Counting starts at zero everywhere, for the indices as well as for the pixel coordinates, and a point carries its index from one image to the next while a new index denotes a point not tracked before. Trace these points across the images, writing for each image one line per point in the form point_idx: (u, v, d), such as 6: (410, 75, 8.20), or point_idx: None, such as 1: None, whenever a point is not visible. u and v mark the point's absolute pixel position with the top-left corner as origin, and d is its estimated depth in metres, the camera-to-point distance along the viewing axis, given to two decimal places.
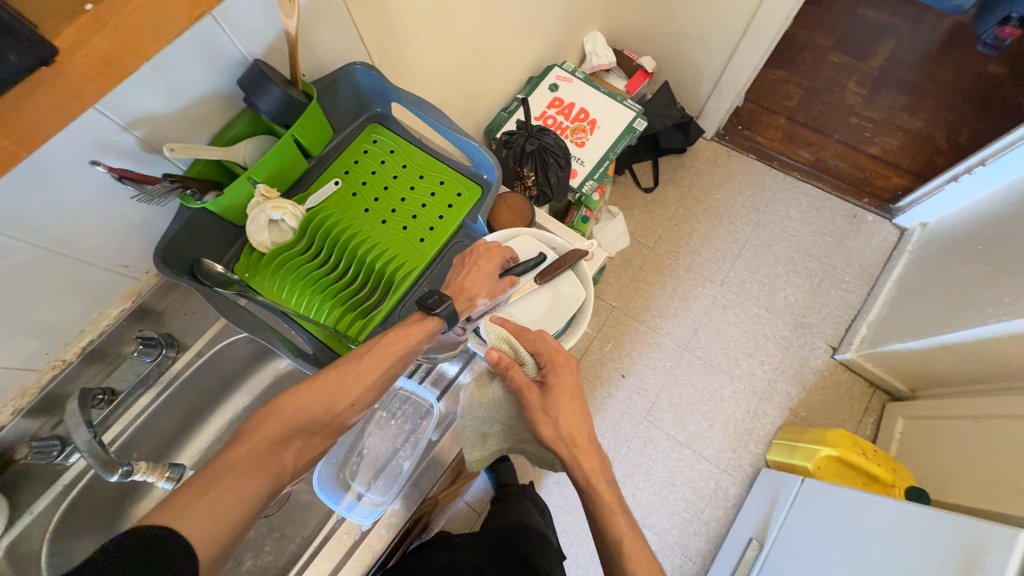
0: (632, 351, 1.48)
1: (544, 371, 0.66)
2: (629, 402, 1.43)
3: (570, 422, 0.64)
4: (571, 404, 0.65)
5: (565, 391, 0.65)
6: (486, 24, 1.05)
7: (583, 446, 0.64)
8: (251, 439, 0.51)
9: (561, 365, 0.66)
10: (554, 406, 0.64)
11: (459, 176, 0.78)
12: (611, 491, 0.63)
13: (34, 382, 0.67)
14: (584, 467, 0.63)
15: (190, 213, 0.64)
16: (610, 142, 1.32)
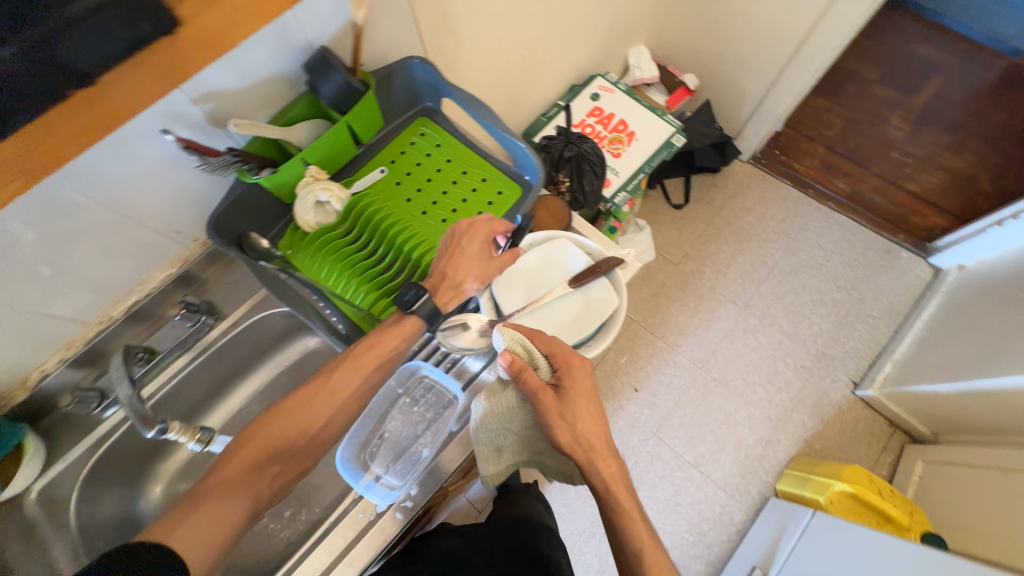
0: (649, 367, 1.48)
1: (559, 378, 0.65)
2: (641, 417, 1.43)
3: (588, 429, 0.64)
4: (587, 408, 0.64)
5: (582, 398, 0.65)
6: (536, 31, 1.07)
7: (602, 453, 0.65)
8: (232, 463, 0.60)
9: (577, 372, 0.65)
10: (570, 412, 0.64)
11: (501, 175, 0.79)
12: (630, 496, 0.65)
13: (82, 334, 0.70)
14: (604, 475, 0.64)
15: (244, 187, 0.67)
16: (646, 155, 1.33)
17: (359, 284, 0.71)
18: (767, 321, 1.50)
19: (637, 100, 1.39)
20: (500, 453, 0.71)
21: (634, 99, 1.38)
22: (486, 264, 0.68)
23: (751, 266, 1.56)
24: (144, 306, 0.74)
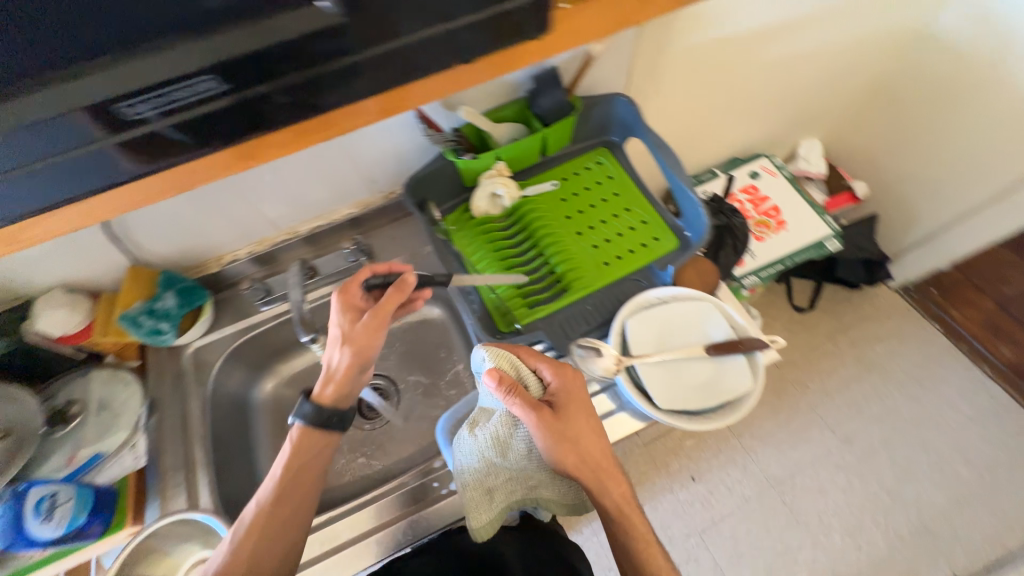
0: (716, 460, 1.37)
1: (557, 391, 0.60)
2: (690, 509, 1.33)
3: (592, 449, 0.59)
4: (587, 425, 0.60)
5: (583, 412, 0.60)
6: (727, 99, 1.07)
7: (608, 473, 0.60)
8: None
9: (574, 383, 0.61)
10: (573, 429, 0.59)
11: (662, 225, 0.80)
12: (644, 521, 0.60)
13: (272, 238, 0.83)
14: (614, 497, 0.59)
15: (442, 161, 0.76)
16: (790, 249, 1.28)
17: None
18: (865, 466, 1.33)
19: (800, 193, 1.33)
20: (492, 494, 0.61)
21: (796, 189, 1.33)
22: (377, 321, 0.60)
23: (865, 400, 1.41)
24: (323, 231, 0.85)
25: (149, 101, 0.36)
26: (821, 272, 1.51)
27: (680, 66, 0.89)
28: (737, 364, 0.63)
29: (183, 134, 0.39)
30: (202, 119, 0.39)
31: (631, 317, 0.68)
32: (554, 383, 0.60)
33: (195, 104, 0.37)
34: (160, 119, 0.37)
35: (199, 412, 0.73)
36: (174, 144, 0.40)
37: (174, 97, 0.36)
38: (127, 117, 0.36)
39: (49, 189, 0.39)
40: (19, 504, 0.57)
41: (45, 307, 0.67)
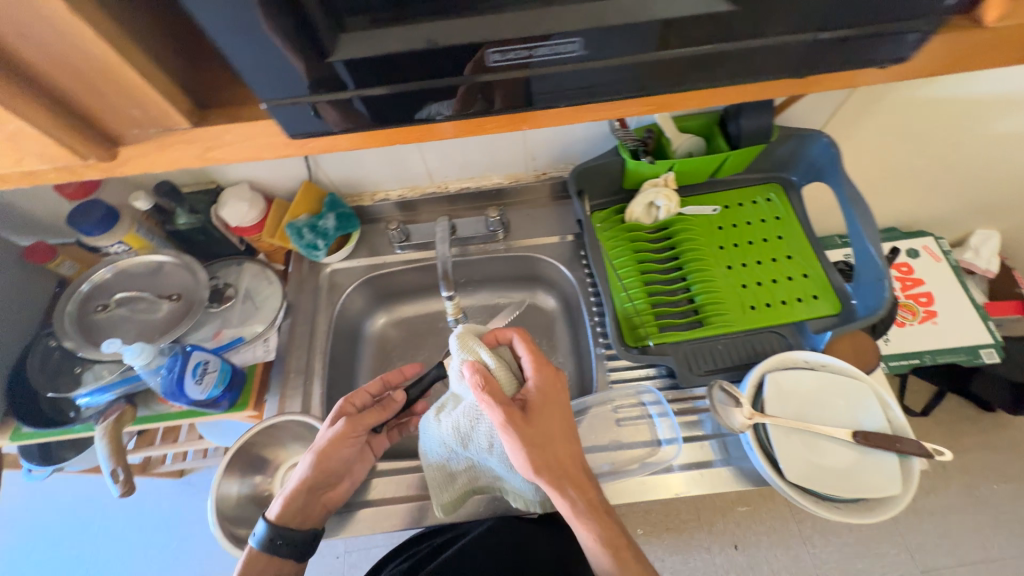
0: (770, 535, 1.22)
1: (535, 388, 0.59)
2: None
3: (561, 450, 0.57)
4: (555, 427, 0.58)
5: (558, 411, 0.59)
6: (922, 166, 0.95)
7: (578, 479, 0.57)
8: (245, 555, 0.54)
9: (551, 383, 0.61)
10: (543, 430, 0.57)
11: (825, 284, 0.72)
12: (622, 530, 0.54)
13: (423, 187, 0.87)
14: (586, 504, 0.55)
15: (613, 157, 0.74)
16: (934, 346, 1.12)
17: (637, 287, 0.72)
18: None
19: (965, 289, 1.16)
20: (454, 479, 0.65)
21: (960, 282, 1.15)
22: (365, 422, 0.63)
23: (971, 537, 1.18)
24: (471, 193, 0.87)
25: (503, 56, 0.34)
26: (946, 380, 1.28)
27: (890, 117, 0.82)
28: (886, 462, 0.57)
29: (500, 89, 0.36)
30: (534, 81, 0.36)
31: (775, 374, 0.62)
32: (531, 380, 0.60)
33: (538, 63, 0.35)
34: (501, 70, 0.35)
35: (325, 329, 0.80)
36: (479, 102, 0.38)
37: (531, 53, 0.34)
38: (473, 64, 0.34)
39: (334, 118, 0.37)
40: (182, 362, 0.63)
41: (231, 197, 0.74)
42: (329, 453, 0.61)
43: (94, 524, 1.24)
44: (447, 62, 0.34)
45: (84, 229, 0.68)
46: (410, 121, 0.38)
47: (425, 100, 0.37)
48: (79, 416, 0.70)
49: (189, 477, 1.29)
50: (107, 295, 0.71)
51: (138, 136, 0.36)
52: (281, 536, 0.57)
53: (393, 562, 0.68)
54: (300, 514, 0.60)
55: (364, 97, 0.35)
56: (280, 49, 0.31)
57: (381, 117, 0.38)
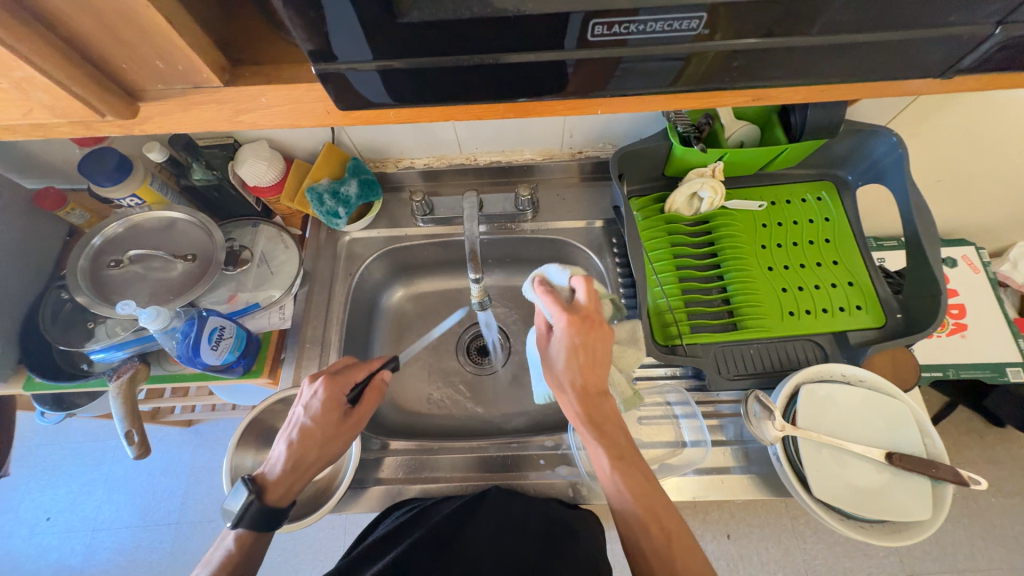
0: (763, 528, 1.09)
1: (565, 326, 0.54)
2: (713, 566, 1.08)
3: (593, 373, 0.54)
4: (586, 359, 0.54)
5: (597, 342, 0.55)
6: (983, 180, 0.85)
7: (593, 402, 0.54)
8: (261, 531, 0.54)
9: (590, 320, 0.55)
10: (573, 358, 0.54)
11: (872, 295, 0.68)
12: (628, 453, 0.52)
13: (451, 157, 0.82)
14: (588, 420, 0.53)
15: (660, 141, 0.68)
16: (965, 360, 1.02)
17: (672, 283, 0.69)
18: None
19: (1000, 303, 1.05)
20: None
21: (995, 297, 1.04)
22: (362, 416, 0.59)
23: (974, 550, 1.08)
24: (501, 168, 0.82)
25: (608, 28, 0.29)
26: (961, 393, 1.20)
27: (956, 119, 0.71)
28: (918, 486, 0.55)
29: (586, 71, 0.32)
30: (638, 62, 0.31)
31: (812, 388, 0.60)
32: (560, 313, 0.55)
33: (638, 40, 0.30)
34: (608, 47, 0.30)
35: (343, 301, 0.77)
36: (552, 85, 0.33)
37: (647, 29, 0.29)
38: (573, 38, 0.30)
39: (374, 92, 0.33)
40: (197, 326, 0.61)
41: (250, 155, 0.70)
42: (338, 438, 0.57)
43: (106, 465, 1.27)
44: (528, 35, 0.29)
45: (96, 178, 0.64)
46: (421, 103, 0.34)
47: (471, 80, 0.32)
48: (93, 370, 0.69)
49: (198, 426, 1.31)
50: (120, 250, 0.68)
51: (164, 93, 0.33)
52: (272, 513, 0.52)
53: (394, 515, 0.61)
54: (292, 496, 0.54)
55: (387, 69, 0.30)
56: (341, 22, 0.27)
57: (422, 95, 0.33)
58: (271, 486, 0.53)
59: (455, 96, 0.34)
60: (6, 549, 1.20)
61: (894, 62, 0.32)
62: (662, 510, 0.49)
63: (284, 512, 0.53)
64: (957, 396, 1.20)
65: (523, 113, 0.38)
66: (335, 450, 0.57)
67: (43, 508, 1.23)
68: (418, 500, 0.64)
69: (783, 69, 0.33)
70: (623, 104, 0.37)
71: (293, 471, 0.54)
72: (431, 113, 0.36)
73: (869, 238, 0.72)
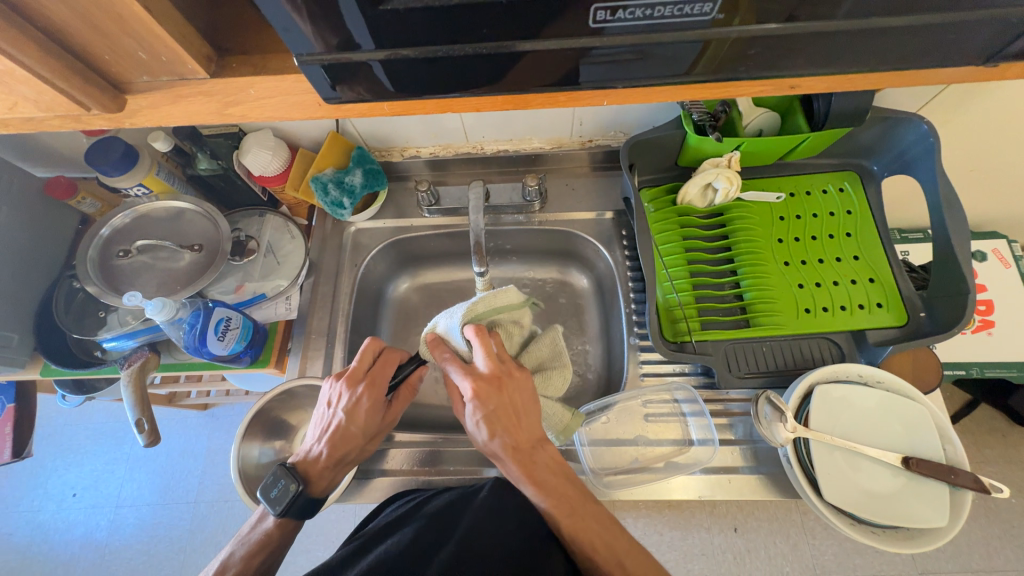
0: (771, 523, 1.07)
1: (473, 394, 0.53)
2: (719, 558, 1.07)
3: (520, 428, 0.54)
4: (506, 419, 0.54)
5: (512, 395, 0.55)
6: (1019, 171, 0.80)
7: (531, 456, 0.54)
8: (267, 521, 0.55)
9: (501, 376, 0.55)
10: (489, 421, 0.53)
11: (894, 292, 0.65)
12: (578, 501, 0.54)
13: (458, 146, 0.80)
14: (531, 478, 0.53)
15: (673, 130, 0.65)
16: (992, 359, 0.98)
17: (683, 278, 0.67)
18: None
19: None
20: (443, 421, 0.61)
21: None
22: (395, 414, 0.61)
23: (989, 549, 1.05)
24: (508, 157, 0.80)
25: (611, 13, 0.27)
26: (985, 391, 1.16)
27: (994, 106, 0.66)
28: (935, 492, 0.53)
29: (598, 57, 0.30)
30: (643, 50, 0.30)
31: (827, 388, 0.58)
32: (469, 379, 0.54)
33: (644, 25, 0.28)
34: (613, 34, 0.28)
35: (349, 292, 0.77)
36: (555, 75, 0.31)
37: (654, 15, 0.27)
38: (574, 24, 0.28)
39: (367, 85, 0.31)
40: (203, 318, 0.61)
41: (253, 144, 0.69)
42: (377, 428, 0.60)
43: (127, 444, 1.31)
44: (523, 23, 0.28)
45: (103, 168, 0.64)
46: (418, 95, 0.32)
47: (466, 72, 0.31)
48: (106, 357, 0.70)
49: (213, 410, 1.35)
50: (128, 240, 0.68)
51: (148, 84, 0.33)
52: (311, 505, 0.55)
53: (395, 505, 0.62)
54: (332, 485, 0.58)
55: (382, 60, 0.29)
56: (329, 13, 0.26)
57: (417, 87, 0.32)
58: (313, 476, 0.56)
59: (454, 88, 0.32)
60: (36, 522, 1.25)
61: (923, 47, 0.29)
62: (620, 543, 0.52)
63: (325, 497, 0.57)
64: (980, 394, 1.15)
65: (526, 105, 0.36)
66: (371, 441, 0.60)
67: (69, 484, 1.28)
68: (420, 489, 0.64)
69: (798, 57, 0.30)
70: (631, 96, 0.35)
71: (335, 463, 0.57)
72: (428, 104, 0.35)
73: (894, 232, 0.68)
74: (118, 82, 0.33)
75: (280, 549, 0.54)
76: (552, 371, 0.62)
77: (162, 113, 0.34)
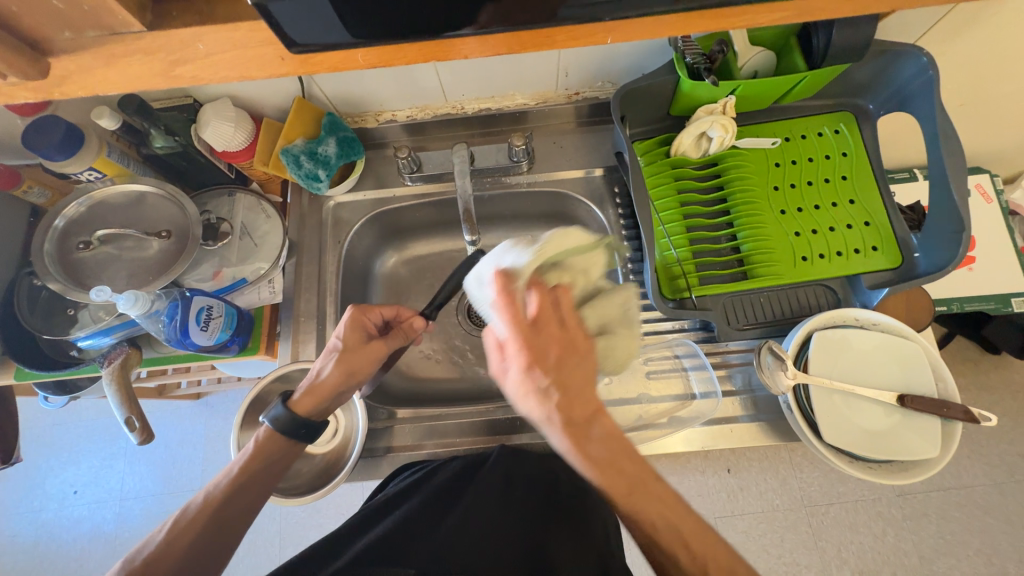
0: (763, 462, 1.12)
1: (528, 331, 0.41)
2: (715, 498, 1.12)
3: (577, 370, 0.41)
4: (569, 365, 0.41)
5: (579, 356, 0.42)
6: (1009, 104, 0.79)
7: (580, 393, 0.41)
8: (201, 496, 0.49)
9: (559, 327, 0.42)
10: (557, 354, 0.41)
11: (888, 234, 0.65)
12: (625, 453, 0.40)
13: (436, 107, 0.75)
14: (565, 422, 0.40)
15: (666, 76, 0.62)
16: (975, 293, 1.00)
17: (680, 234, 0.66)
18: (922, 534, 1.08)
19: (1011, 234, 1.01)
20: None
21: (1006, 227, 1.01)
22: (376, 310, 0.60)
23: (960, 468, 1.12)
24: (490, 116, 0.75)
25: None
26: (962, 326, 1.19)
27: (990, 33, 0.64)
28: (929, 427, 0.55)
29: None
30: None
31: (826, 333, 0.58)
32: (533, 336, 0.41)
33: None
34: None
35: (335, 270, 0.74)
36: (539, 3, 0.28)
37: None
38: None
39: (314, 28, 0.28)
40: (182, 308, 0.58)
41: (212, 116, 0.63)
42: (355, 364, 0.56)
43: (122, 439, 1.29)
44: None
45: (45, 152, 0.58)
46: (385, 40, 0.30)
47: (425, 5, 0.27)
48: (84, 356, 0.66)
49: (207, 398, 1.32)
50: (87, 230, 0.63)
51: (74, 43, 0.29)
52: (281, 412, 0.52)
53: (400, 477, 0.62)
54: (314, 401, 0.54)
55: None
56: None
57: (376, 26, 0.28)
58: (300, 393, 0.54)
59: (422, 22, 0.29)
60: (40, 520, 1.24)
61: None
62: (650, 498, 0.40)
63: (316, 424, 0.54)
64: (958, 326, 1.19)
65: (505, 44, 0.32)
66: (347, 380, 0.55)
67: (68, 482, 1.26)
68: (429, 461, 0.64)
69: None
70: (621, 31, 0.32)
71: (312, 384, 0.55)
72: (395, 54, 0.32)
73: (888, 171, 0.67)
74: (36, 42, 0.28)
75: (258, 498, 0.50)
76: (617, 335, 0.52)
77: (95, 78, 0.30)
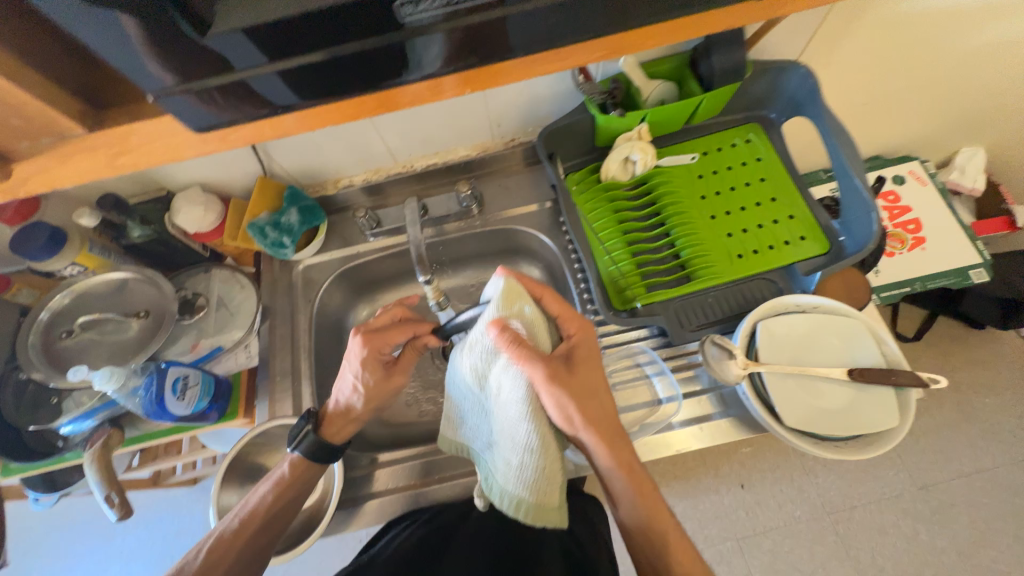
0: (775, 471, 1.10)
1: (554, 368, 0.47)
2: (733, 517, 1.09)
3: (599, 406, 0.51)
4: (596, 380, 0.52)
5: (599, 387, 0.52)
6: (904, 96, 0.87)
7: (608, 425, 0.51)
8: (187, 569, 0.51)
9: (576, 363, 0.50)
10: (586, 381, 0.51)
11: (812, 224, 0.69)
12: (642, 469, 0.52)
13: (388, 168, 0.82)
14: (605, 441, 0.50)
15: (581, 115, 0.70)
16: (928, 272, 1.04)
17: (622, 249, 0.70)
18: (952, 526, 1.04)
19: (952, 211, 1.06)
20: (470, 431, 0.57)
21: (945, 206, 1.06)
22: (384, 342, 0.59)
23: (976, 450, 1.09)
24: (438, 170, 0.83)
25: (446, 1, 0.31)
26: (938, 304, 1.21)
27: (858, 39, 0.72)
28: (883, 397, 0.57)
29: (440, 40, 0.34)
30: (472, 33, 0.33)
31: (768, 323, 0.61)
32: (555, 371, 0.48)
33: (466, 10, 0.32)
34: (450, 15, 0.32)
35: (307, 327, 0.77)
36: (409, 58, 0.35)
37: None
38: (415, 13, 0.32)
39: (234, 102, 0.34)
40: (158, 382, 0.61)
41: (183, 203, 0.70)
42: (378, 395, 0.60)
43: (123, 539, 1.26)
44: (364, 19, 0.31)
45: (31, 254, 0.64)
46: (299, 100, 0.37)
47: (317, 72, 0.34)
48: (68, 443, 0.68)
49: (207, 483, 1.30)
50: (71, 319, 0.67)
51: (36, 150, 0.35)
52: (312, 448, 0.57)
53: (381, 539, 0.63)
54: (346, 435, 0.60)
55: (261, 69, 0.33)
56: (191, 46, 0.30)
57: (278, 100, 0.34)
58: (326, 421, 0.59)
59: (321, 84, 0.35)
60: None
61: None
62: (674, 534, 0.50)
63: (342, 449, 0.59)
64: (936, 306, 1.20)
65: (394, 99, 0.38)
66: (372, 408, 0.61)
67: None
68: (410, 512, 0.64)
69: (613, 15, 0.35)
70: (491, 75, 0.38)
71: (341, 410, 0.60)
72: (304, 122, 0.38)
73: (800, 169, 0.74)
74: None
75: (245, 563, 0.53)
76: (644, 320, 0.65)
77: (56, 176, 0.36)
